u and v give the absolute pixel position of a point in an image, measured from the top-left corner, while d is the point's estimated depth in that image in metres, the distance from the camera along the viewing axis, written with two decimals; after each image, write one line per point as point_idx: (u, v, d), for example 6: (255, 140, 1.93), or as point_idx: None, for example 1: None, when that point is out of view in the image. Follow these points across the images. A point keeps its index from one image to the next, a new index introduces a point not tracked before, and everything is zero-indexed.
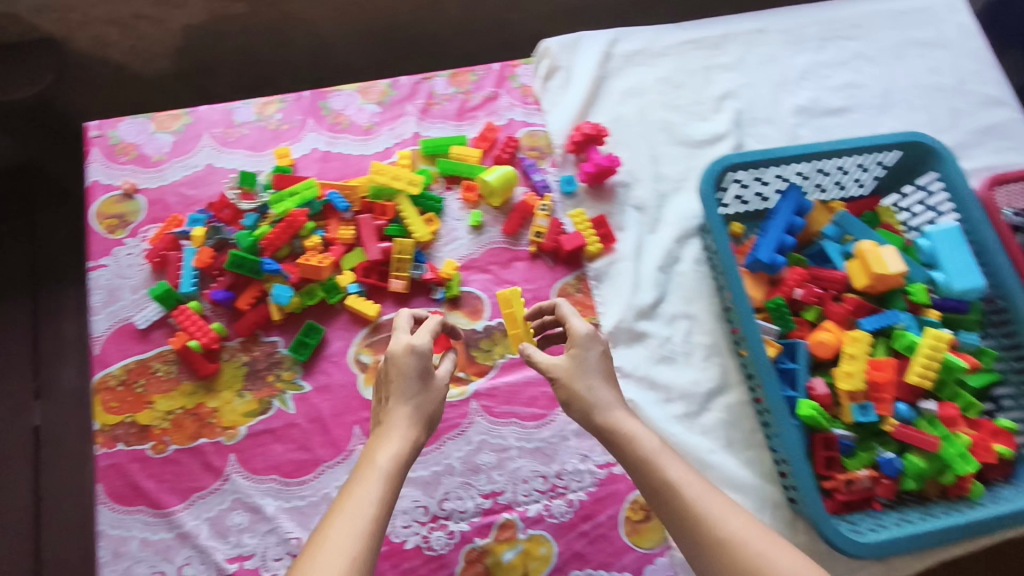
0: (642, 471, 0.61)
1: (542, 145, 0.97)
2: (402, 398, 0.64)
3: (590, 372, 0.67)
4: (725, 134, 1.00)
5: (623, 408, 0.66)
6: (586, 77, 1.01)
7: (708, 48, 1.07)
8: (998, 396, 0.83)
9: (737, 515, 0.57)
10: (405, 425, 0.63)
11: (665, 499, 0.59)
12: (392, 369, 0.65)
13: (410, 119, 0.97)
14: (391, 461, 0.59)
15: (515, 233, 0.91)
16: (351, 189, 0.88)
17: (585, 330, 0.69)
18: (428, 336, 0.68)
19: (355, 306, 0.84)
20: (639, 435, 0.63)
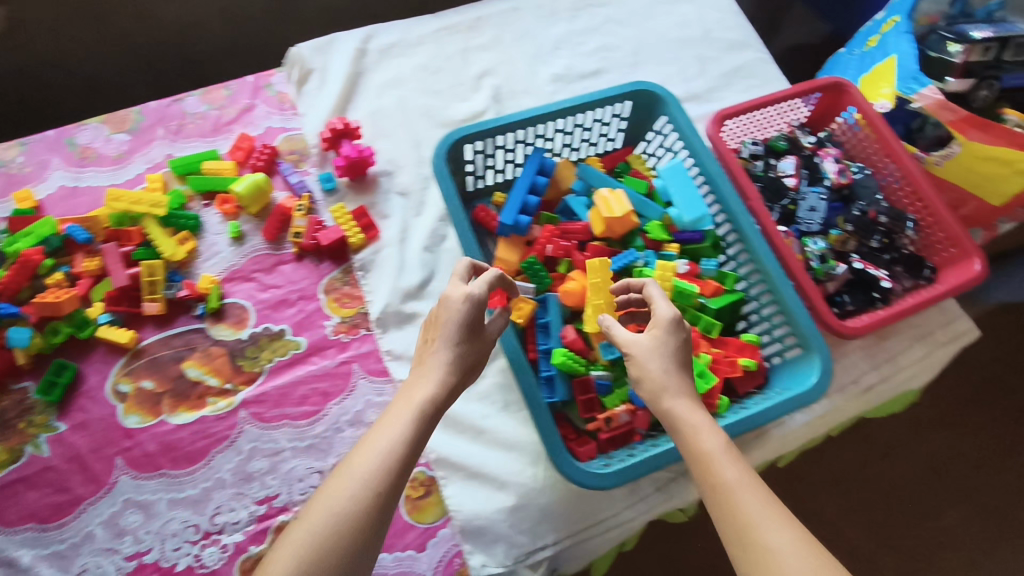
0: (700, 468, 0.58)
1: (299, 148, 0.98)
2: (444, 344, 0.65)
3: (667, 356, 0.64)
4: (484, 111, 1.04)
5: (693, 396, 0.63)
6: (340, 75, 1.03)
7: (463, 31, 1.10)
8: (748, 313, 0.87)
9: (773, 509, 0.54)
10: (440, 370, 0.64)
11: (712, 497, 0.56)
12: (441, 314, 0.66)
13: (163, 143, 0.96)
14: (407, 414, 0.61)
15: (276, 238, 0.91)
16: (92, 220, 0.87)
17: (669, 314, 0.66)
18: (486, 284, 0.67)
19: (105, 336, 0.82)
20: (702, 428, 0.60)
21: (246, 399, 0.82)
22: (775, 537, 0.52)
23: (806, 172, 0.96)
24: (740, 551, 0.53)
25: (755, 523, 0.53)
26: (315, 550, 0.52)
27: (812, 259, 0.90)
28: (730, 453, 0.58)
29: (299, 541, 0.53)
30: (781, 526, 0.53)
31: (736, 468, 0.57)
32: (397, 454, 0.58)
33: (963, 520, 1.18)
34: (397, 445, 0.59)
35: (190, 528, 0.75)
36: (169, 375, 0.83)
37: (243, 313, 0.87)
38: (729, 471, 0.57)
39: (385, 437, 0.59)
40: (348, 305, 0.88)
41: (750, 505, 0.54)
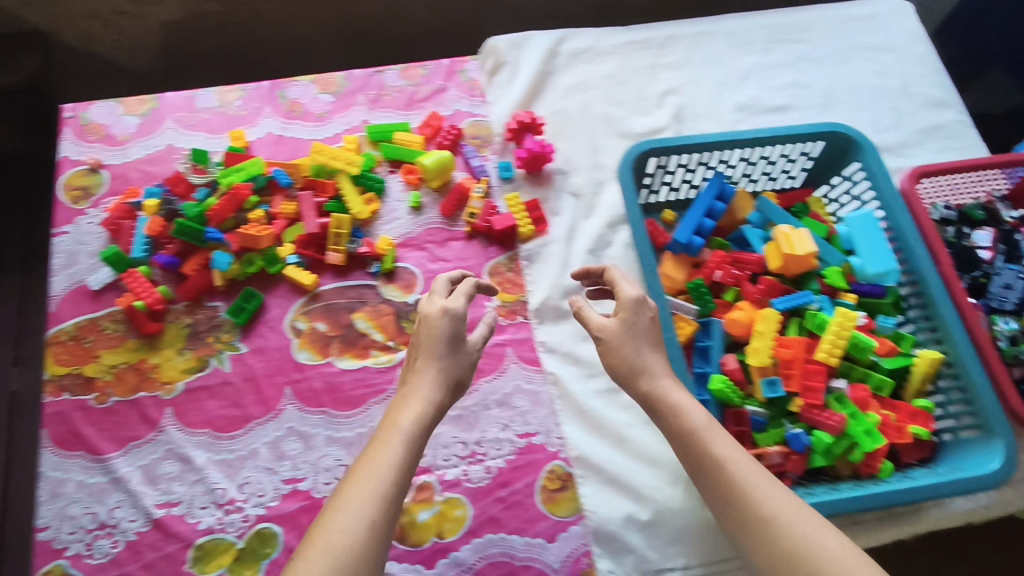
0: (689, 442, 0.65)
1: (483, 134, 1.02)
2: (433, 359, 0.68)
3: (636, 337, 0.71)
4: (664, 128, 1.05)
5: (671, 377, 0.70)
6: (530, 72, 1.06)
7: (653, 48, 1.12)
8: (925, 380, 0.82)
9: (758, 473, 0.61)
10: (429, 387, 0.67)
11: (709, 472, 0.63)
12: (424, 330, 0.69)
13: (360, 109, 1.03)
14: (422, 410, 0.65)
15: (452, 214, 0.96)
16: (294, 167, 0.93)
17: (633, 295, 0.72)
18: (463, 298, 0.71)
19: (291, 275, 0.89)
20: (682, 406, 0.67)
21: (405, 358, 0.87)
22: (766, 502, 0.59)
23: (1004, 247, 0.90)
24: (742, 517, 0.59)
25: (750, 486, 0.60)
26: (343, 557, 0.52)
27: (999, 339, 0.83)
28: (711, 427, 0.66)
29: (349, 514, 0.55)
30: (773, 488, 0.60)
31: (722, 442, 0.64)
32: (397, 476, 0.59)
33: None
34: (392, 468, 0.59)
35: (342, 467, 0.81)
36: (341, 321, 0.88)
37: (412, 279, 0.92)
38: (716, 444, 0.63)
39: (385, 454, 0.60)
40: (510, 291, 0.92)
41: (740, 475, 0.61)
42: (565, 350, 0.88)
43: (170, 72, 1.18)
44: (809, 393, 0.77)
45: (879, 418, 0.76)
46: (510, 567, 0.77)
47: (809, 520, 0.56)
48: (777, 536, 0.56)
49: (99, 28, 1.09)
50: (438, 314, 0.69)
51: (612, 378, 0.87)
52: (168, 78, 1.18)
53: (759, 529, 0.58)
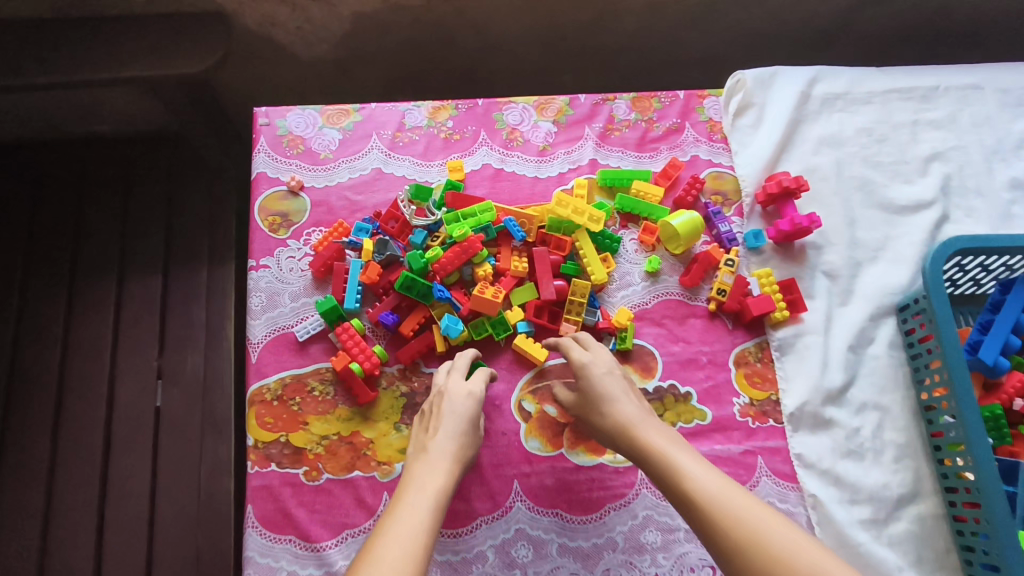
0: (666, 482, 0.60)
1: (726, 190, 0.89)
2: (451, 431, 0.66)
3: (611, 391, 0.69)
4: (932, 202, 0.90)
5: (645, 422, 0.66)
6: (781, 119, 0.92)
7: (916, 100, 0.97)
8: None
9: (750, 505, 0.55)
10: (452, 458, 0.64)
11: (693, 514, 0.56)
12: (444, 406, 0.68)
13: (589, 144, 0.90)
14: (444, 478, 0.62)
15: (694, 286, 0.83)
16: (528, 218, 0.81)
17: (580, 361, 0.71)
18: (484, 383, 0.72)
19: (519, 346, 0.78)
20: (669, 449, 0.62)
21: None
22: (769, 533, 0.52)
23: None
24: (741, 559, 0.52)
25: (741, 517, 0.54)
26: None
27: None
28: (701, 465, 0.60)
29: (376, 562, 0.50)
30: (751, 512, 0.54)
31: (709, 479, 0.58)
32: (428, 537, 0.54)
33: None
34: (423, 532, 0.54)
35: None
36: None
37: (650, 362, 0.80)
38: (691, 478, 0.58)
39: (412, 517, 0.55)
40: (759, 386, 0.80)
41: (710, 503, 0.56)
42: (825, 467, 0.77)
43: (343, 64, 1.05)
44: None
45: None
46: None
47: (817, 557, 0.50)
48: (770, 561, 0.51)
49: (286, 14, 0.94)
50: (459, 392, 0.70)
51: (878, 507, 0.76)
52: (342, 70, 1.06)
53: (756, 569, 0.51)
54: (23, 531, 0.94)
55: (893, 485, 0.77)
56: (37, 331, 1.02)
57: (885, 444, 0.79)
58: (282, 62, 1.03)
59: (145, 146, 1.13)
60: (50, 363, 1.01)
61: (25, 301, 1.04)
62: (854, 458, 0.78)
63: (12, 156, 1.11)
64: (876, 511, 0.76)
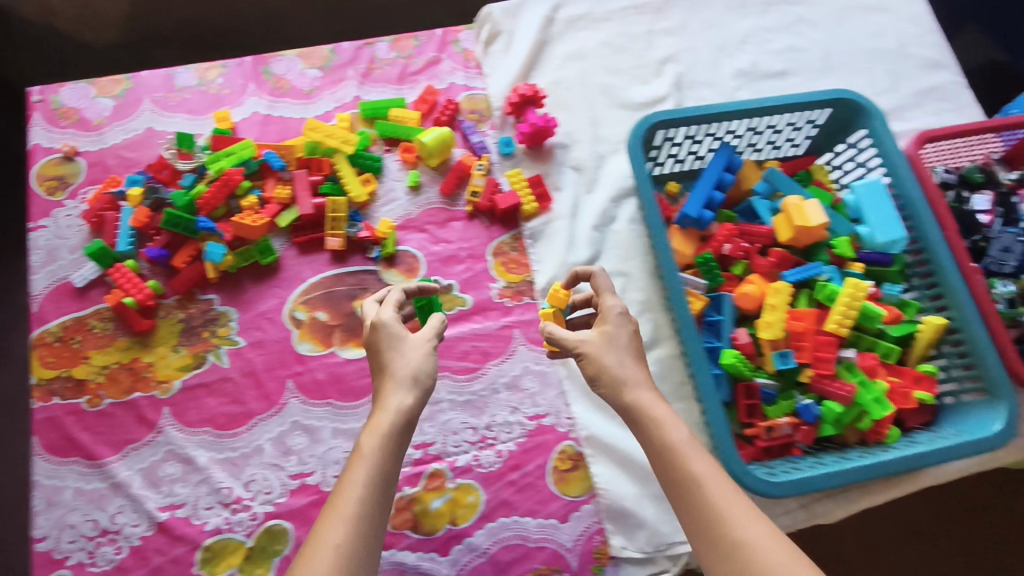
0: (669, 461, 0.60)
1: (481, 108, 0.98)
2: (386, 368, 0.63)
3: (621, 350, 0.66)
4: (665, 97, 1.02)
5: (652, 389, 0.65)
6: (526, 41, 1.02)
7: (650, 13, 1.08)
8: (942, 343, 0.82)
9: (737, 495, 0.57)
10: (401, 392, 0.61)
11: (685, 489, 0.58)
12: (375, 343, 0.64)
13: (351, 83, 0.98)
14: (385, 420, 0.59)
15: (452, 193, 0.92)
16: (287, 149, 0.89)
17: (615, 309, 0.67)
18: (393, 308, 0.67)
19: (551, 300, 0.79)
20: (666, 420, 0.62)
21: None
22: (743, 528, 0.54)
23: (1001, 210, 0.91)
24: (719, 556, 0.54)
25: (735, 524, 0.55)
26: None
27: (999, 302, 0.86)
28: (694, 444, 0.61)
29: (315, 554, 0.51)
30: (753, 521, 0.55)
31: (700, 460, 0.59)
32: (365, 521, 0.53)
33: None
34: (364, 516, 0.54)
35: (351, 459, 0.79)
36: (343, 310, 0.85)
37: (413, 263, 0.89)
38: (694, 463, 0.59)
39: (347, 500, 0.55)
40: (515, 271, 0.89)
41: (717, 497, 0.57)
42: None
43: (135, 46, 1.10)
44: (820, 364, 0.78)
45: (887, 385, 0.77)
46: (525, 549, 0.77)
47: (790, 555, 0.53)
48: (746, 562, 0.53)
49: None
50: (371, 330, 0.65)
51: None
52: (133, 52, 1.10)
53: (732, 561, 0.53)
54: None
55: None
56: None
57: (627, 302, 0.88)
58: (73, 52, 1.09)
59: None
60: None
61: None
62: None
63: None
64: None
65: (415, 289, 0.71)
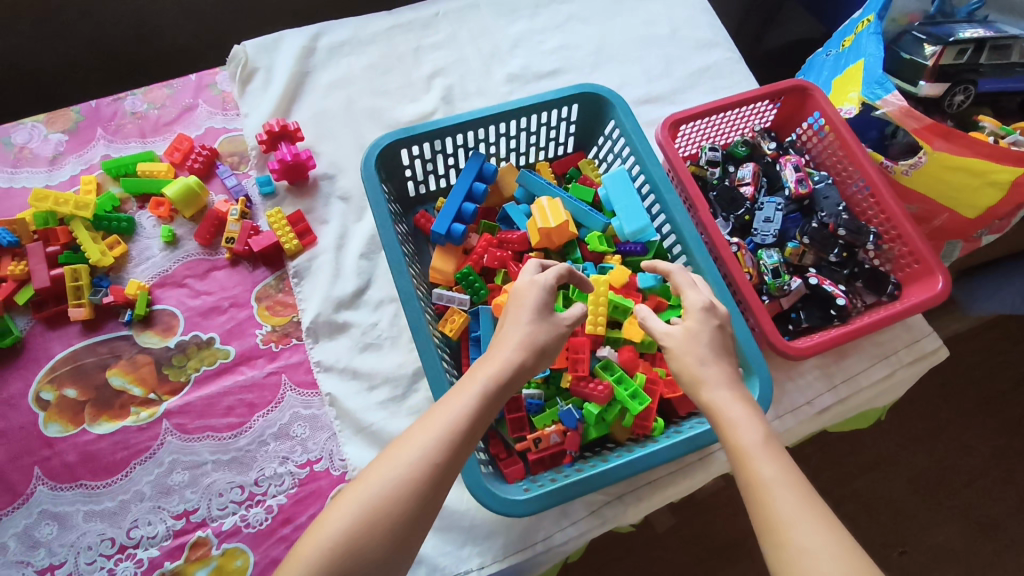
0: (737, 461, 0.56)
1: (240, 150, 0.96)
2: (508, 322, 0.65)
3: (703, 348, 0.63)
4: (433, 112, 1.00)
5: (737, 392, 0.60)
6: (284, 75, 1.00)
7: (417, 29, 1.07)
8: None
9: (812, 506, 0.52)
10: (509, 348, 0.62)
11: (751, 495, 0.54)
12: (512, 298, 0.67)
13: (100, 143, 0.95)
14: (496, 371, 0.61)
15: (210, 242, 0.89)
16: (19, 223, 0.85)
17: (698, 305, 0.65)
18: (554, 273, 0.68)
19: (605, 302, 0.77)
20: (741, 421, 0.58)
21: (169, 409, 0.80)
22: (809, 540, 0.50)
23: (766, 180, 0.92)
24: (771, 552, 0.51)
25: (800, 536, 0.50)
26: (337, 547, 0.51)
27: (765, 274, 0.83)
28: (771, 448, 0.56)
29: (376, 479, 0.54)
30: (826, 541, 0.50)
31: (775, 463, 0.54)
32: (420, 479, 0.55)
33: (946, 539, 1.12)
34: (413, 474, 0.54)
35: (106, 542, 0.74)
36: (93, 383, 0.81)
37: (172, 321, 0.85)
38: (764, 465, 0.54)
39: (403, 454, 0.56)
40: (280, 313, 0.86)
41: (783, 503, 0.52)
42: (343, 366, 0.83)
43: None
44: (577, 365, 0.75)
45: (645, 377, 0.75)
46: None
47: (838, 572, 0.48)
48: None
49: None
50: (526, 283, 0.67)
51: (394, 385, 0.82)
52: None
53: (786, 564, 0.50)
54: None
55: (409, 363, 0.84)
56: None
57: (400, 329, 0.86)
58: None
59: None
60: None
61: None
62: (372, 350, 0.84)
63: None
64: (395, 389, 0.82)
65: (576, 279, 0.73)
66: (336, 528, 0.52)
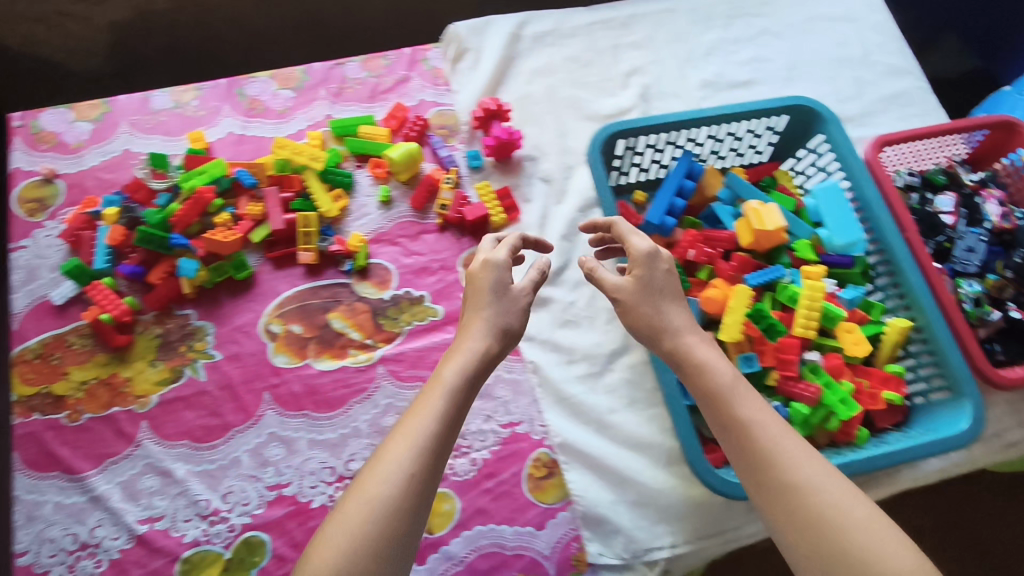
0: (717, 404, 0.65)
1: (451, 123, 1.00)
2: (476, 310, 0.69)
3: (655, 296, 0.71)
4: (632, 108, 1.04)
5: (697, 335, 0.70)
6: (493, 58, 1.05)
7: (617, 27, 1.11)
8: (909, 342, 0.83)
9: (785, 436, 0.62)
10: (478, 335, 0.67)
11: (735, 435, 0.63)
12: (475, 281, 0.71)
13: (323, 103, 1.01)
14: (465, 360, 0.66)
15: (423, 207, 0.95)
16: (258, 167, 0.91)
17: (643, 251, 0.72)
18: (507, 249, 0.73)
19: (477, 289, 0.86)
20: (708, 368, 0.67)
21: (385, 355, 0.86)
22: (794, 472, 0.59)
23: (966, 211, 0.92)
24: (767, 487, 0.60)
25: (786, 464, 0.60)
26: (354, 551, 0.54)
27: (964, 301, 0.86)
28: (741, 390, 0.65)
29: (377, 484, 0.57)
30: (808, 463, 0.60)
31: (747, 405, 0.64)
32: (413, 477, 0.58)
33: None
34: (408, 477, 0.58)
35: (327, 470, 0.80)
36: (316, 322, 0.87)
37: (386, 275, 0.91)
38: (741, 406, 0.64)
39: (396, 453, 0.59)
40: None
41: (765, 436, 0.62)
42: (544, 338, 0.88)
43: (124, 74, 1.11)
44: (784, 366, 0.79)
45: (852, 386, 0.78)
46: (502, 557, 0.77)
47: (824, 493, 0.58)
48: (797, 501, 0.58)
49: (45, 34, 1.09)
50: (481, 266, 0.71)
51: (593, 362, 0.87)
52: (122, 80, 1.11)
53: (783, 494, 0.59)
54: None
55: (606, 343, 0.88)
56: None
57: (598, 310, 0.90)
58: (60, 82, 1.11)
59: None
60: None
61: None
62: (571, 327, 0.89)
63: None
64: (592, 366, 0.87)
65: (529, 240, 0.80)
66: (343, 535, 0.54)
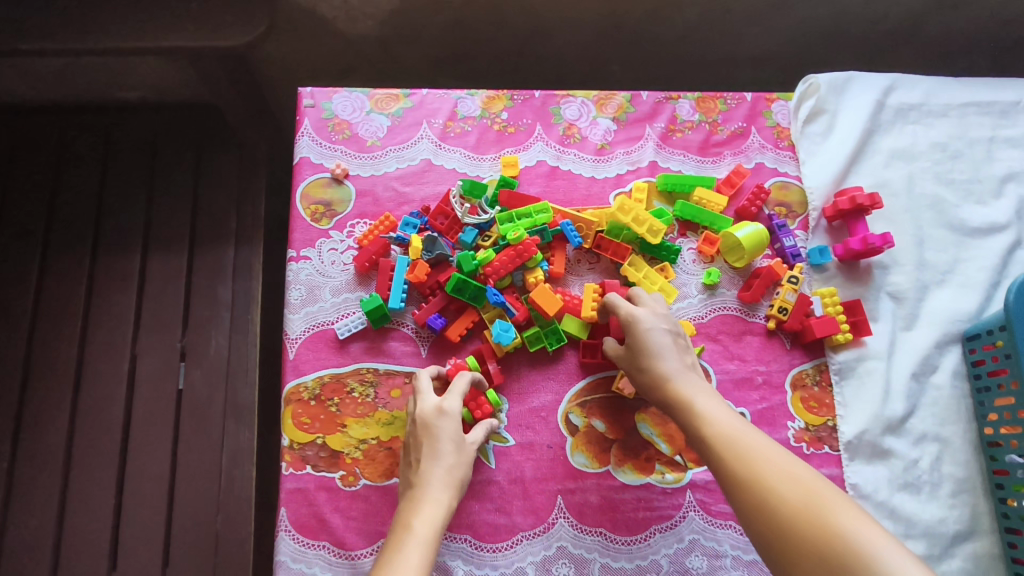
0: (691, 427, 0.61)
1: (792, 201, 0.84)
2: (433, 458, 0.63)
3: (641, 347, 0.68)
4: (1006, 226, 0.85)
5: (685, 375, 0.65)
6: (853, 128, 0.87)
7: (994, 114, 0.90)
8: None
9: (760, 447, 0.56)
10: (441, 487, 0.62)
11: (707, 455, 0.58)
12: (432, 430, 0.65)
13: (649, 145, 0.84)
14: (436, 513, 0.59)
15: (753, 302, 0.80)
16: (587, 224, 0.77)
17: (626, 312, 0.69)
18: (459, 396, 0.68)
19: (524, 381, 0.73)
20: (694, 396, 0.63)
21: (695, 480, 0.73)
22: (773, 474, 0.53)
23: None
24: (740, 495, 0.54)
25: (757, 468, 0.54)
26: None
27: None
28: (718, 412, 0.61)
29: None
30: (785, 468, 0.53)
31: (720, 425, 0.59)
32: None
33: None
34: None
35: None
36: (623, 423, 0.74)
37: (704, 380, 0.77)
38: (711, 423, 0.60)
39: (400, 559, 0.54)
40: (815, 412, 0.78)
41: (734, 448, 0.56)
42: (880, 500, 0.74)
43: (387, 42, 1.02)
44: None
45: None
46: None
47: (808, 491, 0.51)
48: (767, 501, 0.51)
49: None
50: (435, 415, 0.66)
51: (933, 542, 0.73)
52: (384, 48, 1.03)
53: (755, 500, 0.52)
54: (25, 510, 0.94)
55: (950, 522, 0.74)
56: (31, 304, 1.01)
57: (943, 477, 0.75)
58: (324, 37, 1.00)
59: (180, 116, 1.11)
60: (62, 333, 1.00)
61: (26, 276, 1.02)
62: (910, 492, 0.75)
63: (55, 121, 1.10)
64: (931, 546, 0.73)
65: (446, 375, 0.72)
66: None
